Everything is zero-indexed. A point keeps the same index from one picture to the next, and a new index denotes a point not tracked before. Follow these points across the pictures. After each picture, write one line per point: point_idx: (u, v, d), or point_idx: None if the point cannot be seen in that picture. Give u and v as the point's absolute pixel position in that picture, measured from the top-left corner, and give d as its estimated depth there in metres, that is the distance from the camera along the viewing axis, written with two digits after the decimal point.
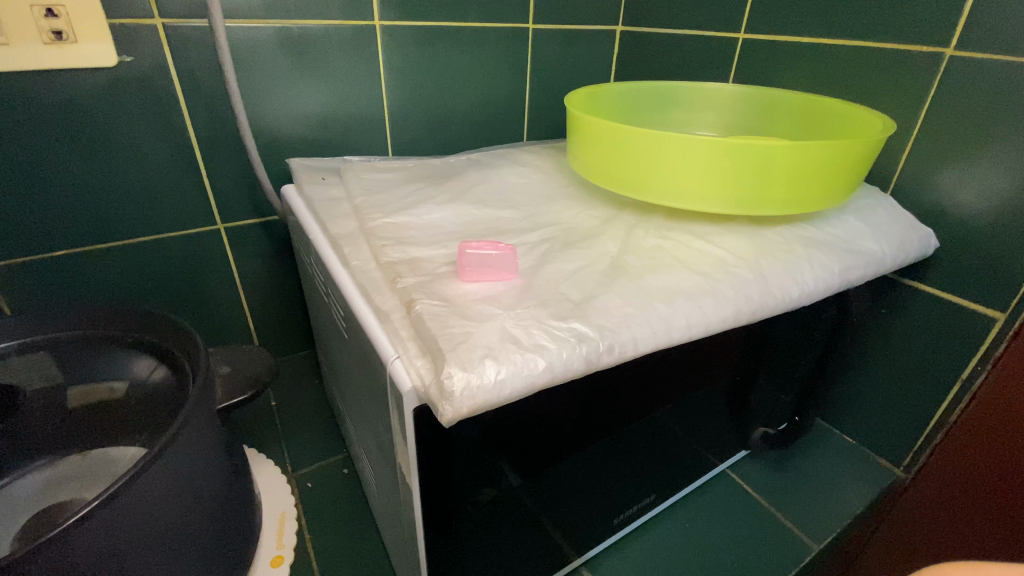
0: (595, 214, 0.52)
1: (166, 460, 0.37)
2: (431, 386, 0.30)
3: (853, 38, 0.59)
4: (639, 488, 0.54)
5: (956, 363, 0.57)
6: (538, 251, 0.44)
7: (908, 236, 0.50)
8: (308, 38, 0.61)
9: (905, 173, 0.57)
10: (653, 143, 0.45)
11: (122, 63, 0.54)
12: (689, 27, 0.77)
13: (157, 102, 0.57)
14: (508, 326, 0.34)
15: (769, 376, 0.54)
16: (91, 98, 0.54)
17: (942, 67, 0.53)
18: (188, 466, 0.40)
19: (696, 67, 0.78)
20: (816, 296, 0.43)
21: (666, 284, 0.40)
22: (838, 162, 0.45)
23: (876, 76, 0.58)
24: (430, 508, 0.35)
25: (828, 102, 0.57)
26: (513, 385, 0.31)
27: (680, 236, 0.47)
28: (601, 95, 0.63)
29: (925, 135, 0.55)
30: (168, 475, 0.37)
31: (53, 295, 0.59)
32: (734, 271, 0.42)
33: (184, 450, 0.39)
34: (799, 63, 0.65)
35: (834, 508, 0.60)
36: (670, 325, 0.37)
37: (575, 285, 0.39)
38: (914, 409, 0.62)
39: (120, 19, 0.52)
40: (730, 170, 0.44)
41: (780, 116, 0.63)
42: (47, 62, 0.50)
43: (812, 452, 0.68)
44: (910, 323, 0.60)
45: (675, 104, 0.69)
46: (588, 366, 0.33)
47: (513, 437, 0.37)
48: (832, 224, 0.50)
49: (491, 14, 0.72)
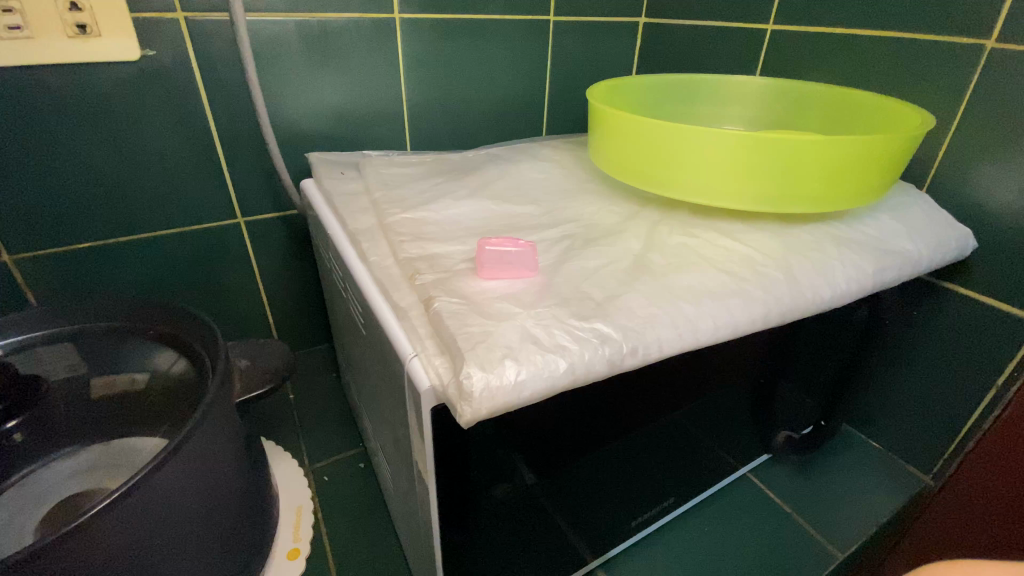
0: (616, 210, 0.50)
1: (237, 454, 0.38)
2: (450, 385, 0.29)
3: (888, 29, 0.57)
4: (657, 491, 0.53)
5: (993, 369, 0.54)
6: (558, 249, 0.43)
7: (946, 235, 0.48)
8: (327, 32, 0.61)
9: (942, 169, 0.55)
10: (680, 137, 0.44)
11: (145, 57, 0.54)
12: (715, 19, 0.74)
13: (178, 97, 0.57)
14: (528, 326, 0.33)
15: (795, 378, 0.53)
16: (113, 92, 0.54)
17: (983, 59, 0.50)
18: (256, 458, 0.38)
19: (721, 61, 0.76)
20: (847, 298, 0.41)
21: (692, 284, 0.39)
22: (874, 157, 0.43)
23: (912, 68, 0.56)
24: (446, 504, 0.35)
25: (858, 95, 0.55)
26: (533, 387, 0.30)
27: (706, 234, 0.46)
28: (624, 88, 0.62)
29: (964, 131, 0.53)
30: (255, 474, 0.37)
31: (76, 287, 0.60)
32: (763, 271, 0.40)
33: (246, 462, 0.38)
34: (830, 55, 0.63)
35: (859, 516, 0.59)
36: (696, 326, 0.35)
37: (596, 284, 0.38)
38: (944, 416, 0.60)
39: (142, 14, 0.53)
40: (759, 165, 0.43)
41: (806, 110, 0.61)
42: (71, 57, 0.51)
43: (837, 459, 0.66)
44: (944, 327, 0.57)
45: (701, 99, 0.67)
46: (611, 368, 0.32)
47: (530, 437, 0.36)
48: (863, 222, 0.48)
49: (512, 7, 0.71)
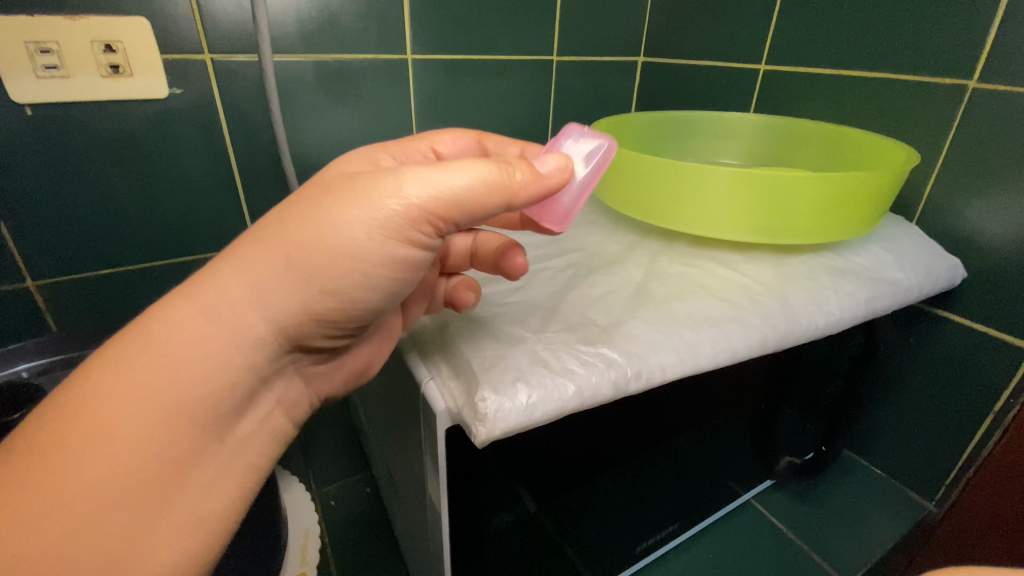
0: (618, 240, 0.53)
1: (369, 304, 0.31)
2: (464, 408, 0.31)
3: (873, 70, 0.60)
4: (662, 517, 0.53)
5: (990, 395, 0.55)
6: (564, 276, 0.45)
7: (935, 266, 0.50)
8: (344, 71, 0.64)
9: (930, 203, 0.57)
10: (679, 172, 0.46)
11: (172, 95, 0.58)
12: (709, 59, 0.78)
13: (203, 132, 0.61)
14: (538, 350, 0.35)
15: (795, 404, 0.54)
16: (141, 127, 0.57)
17: (965, 99, 0.53)
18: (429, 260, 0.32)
19: (717, 98, 0.79)
20: (842, 325, 0.43)
21: (692, 311, 0.40)
22: (864, 192, 0.45)
23: (898, 107, 0.59)
24: (456, 526, 0.36)
25: (848, 131, 0.58)
26: (544, 409, 0.31)
27: (705, 264, 0.48)
28: (625, 124, 0.65)
29: (950, 166, 0.55)
30: (414, 258, 0.31)
31: (94, 311, 0.62)
32: (759, 299, 0.42)
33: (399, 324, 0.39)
34: (820, 93, 0.66)
35: (864, 543, 0.59)
36: (696, 352, 0.37)
37: (601, 311, 0.40)
38: (944, 441, 0.60)
39: (173, 55, 0.56)
40: (755, 198, 0.45)
41: (799, 145, 0.64)
42: (104, 95, 0.54)
43: (841, 485, 0.66)
44: (935, 353, 0.59)
45: (698, 134, 0.70)
46: (616, 392, 0.34)
47: (534, 463, 0.37)
48: (856, 253, 0.50)
49: (518, 47, 0.75)
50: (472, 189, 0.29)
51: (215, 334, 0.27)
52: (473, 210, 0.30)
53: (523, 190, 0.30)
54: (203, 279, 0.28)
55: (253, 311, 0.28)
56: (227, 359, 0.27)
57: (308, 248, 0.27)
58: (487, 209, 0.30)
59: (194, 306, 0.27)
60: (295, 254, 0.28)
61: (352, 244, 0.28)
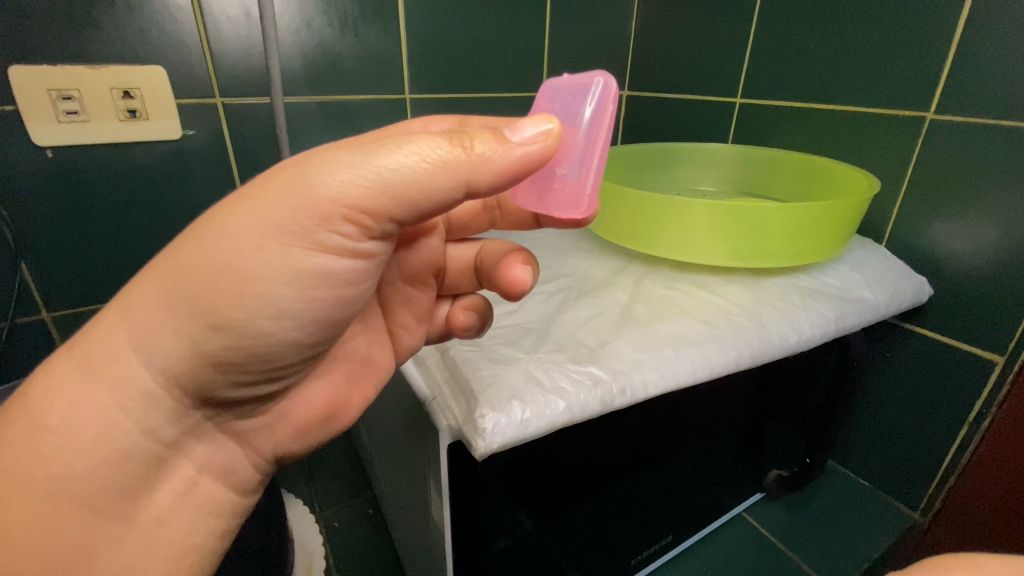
0: (605, 265, 0.56)
1: (279, 330, 0.29)
2: (464, 424, 0.34)
3: (839, 104, 0.65)
4: (656, 531, 0.55)
5: (964, 405, 0.58)
6: (554, 300, 0.48)
7: (901, 286, 0.54)
8: (347, 111, 0.69)
9: (897, 225, 0.61)
10: (660, 202, 0.50)
11: (185, 135, 0.61)
12: (689, 93, 0.83)
13: (213, 168, 0.64)
14: (531, 369, 0.38)
15: (780, 418, 0.57)
16: (154, 165, 0.61)
17: (924, 129, 0.58)
18: (363, 265, 0.30)
19: (697, 129, 0.84)
20: (813, 343, 0.46)
21: (673, 331, 0.44)
22: (830, 219, 0.49)
23: (863, 137, 0.63)
24: (459, 539, 0.38)
25: (817, 160, 0.62)
26: (537, 423, 0.34)
27: (686, 287, 0.51)
28: (610, 155, 0.69)
29: (914, 191, 0.60)
30: (339, 265, 0.29)
31: None
32: (734, 319, 0.45)
33: (387, 349, 0.42)
34: (791, 124, 0.71)
35: (853, 552, 0.61)
36: (677, 368, 0.40)
37: (589, 333, 0.43)
38: (925, 451, 0.63)
39: (187, 99, 0.60)
40: (730, 225, 0.49)
41: (773, 173, 0.68)
42: (120, 137, 0.58)
43: (829, 497, 0.69)
44: (909, 367, 0.62)
45: (680, 163, 0.74)
46: (603, 407, 0.37)
47: (532, 478, 0.40)
48: (827, 274, 0.53)
49: (509, 85, 0.80)
50: (410, 172, 0.27)
51: (105, 389, 0.28)
52: (406, 197, 0.27)
53: (485, 164, 0.27)
54: (87, 339, 0.28)
55: (138, 366, 0.28)
56: (114, 420, 0.28)
57: (192, 282, 0.27)
58: (433, 193, 0.27)
59: (81, 365, 0.28)
60: (180, 295, 0.27)
61: (245, 272, 0.27)
